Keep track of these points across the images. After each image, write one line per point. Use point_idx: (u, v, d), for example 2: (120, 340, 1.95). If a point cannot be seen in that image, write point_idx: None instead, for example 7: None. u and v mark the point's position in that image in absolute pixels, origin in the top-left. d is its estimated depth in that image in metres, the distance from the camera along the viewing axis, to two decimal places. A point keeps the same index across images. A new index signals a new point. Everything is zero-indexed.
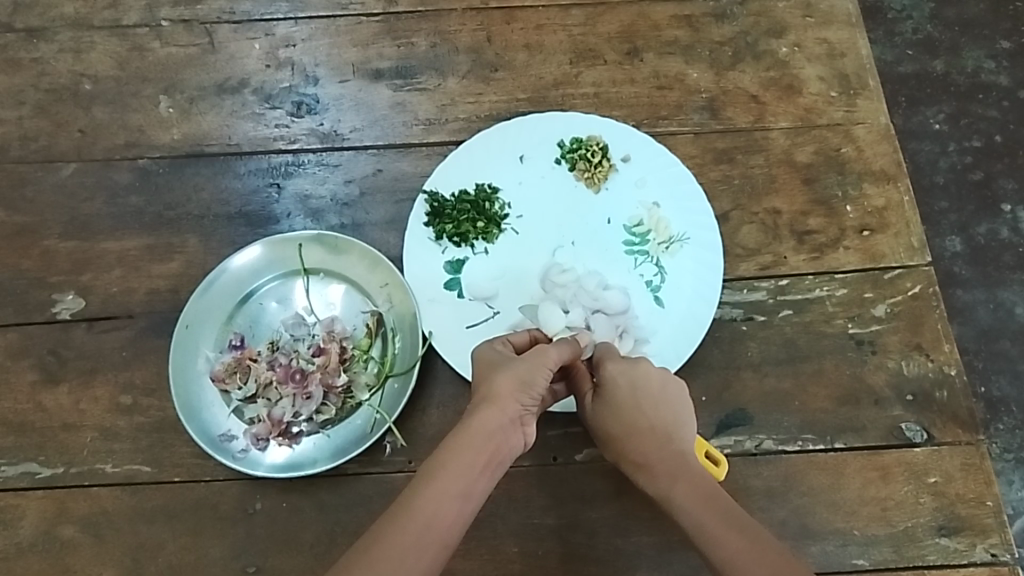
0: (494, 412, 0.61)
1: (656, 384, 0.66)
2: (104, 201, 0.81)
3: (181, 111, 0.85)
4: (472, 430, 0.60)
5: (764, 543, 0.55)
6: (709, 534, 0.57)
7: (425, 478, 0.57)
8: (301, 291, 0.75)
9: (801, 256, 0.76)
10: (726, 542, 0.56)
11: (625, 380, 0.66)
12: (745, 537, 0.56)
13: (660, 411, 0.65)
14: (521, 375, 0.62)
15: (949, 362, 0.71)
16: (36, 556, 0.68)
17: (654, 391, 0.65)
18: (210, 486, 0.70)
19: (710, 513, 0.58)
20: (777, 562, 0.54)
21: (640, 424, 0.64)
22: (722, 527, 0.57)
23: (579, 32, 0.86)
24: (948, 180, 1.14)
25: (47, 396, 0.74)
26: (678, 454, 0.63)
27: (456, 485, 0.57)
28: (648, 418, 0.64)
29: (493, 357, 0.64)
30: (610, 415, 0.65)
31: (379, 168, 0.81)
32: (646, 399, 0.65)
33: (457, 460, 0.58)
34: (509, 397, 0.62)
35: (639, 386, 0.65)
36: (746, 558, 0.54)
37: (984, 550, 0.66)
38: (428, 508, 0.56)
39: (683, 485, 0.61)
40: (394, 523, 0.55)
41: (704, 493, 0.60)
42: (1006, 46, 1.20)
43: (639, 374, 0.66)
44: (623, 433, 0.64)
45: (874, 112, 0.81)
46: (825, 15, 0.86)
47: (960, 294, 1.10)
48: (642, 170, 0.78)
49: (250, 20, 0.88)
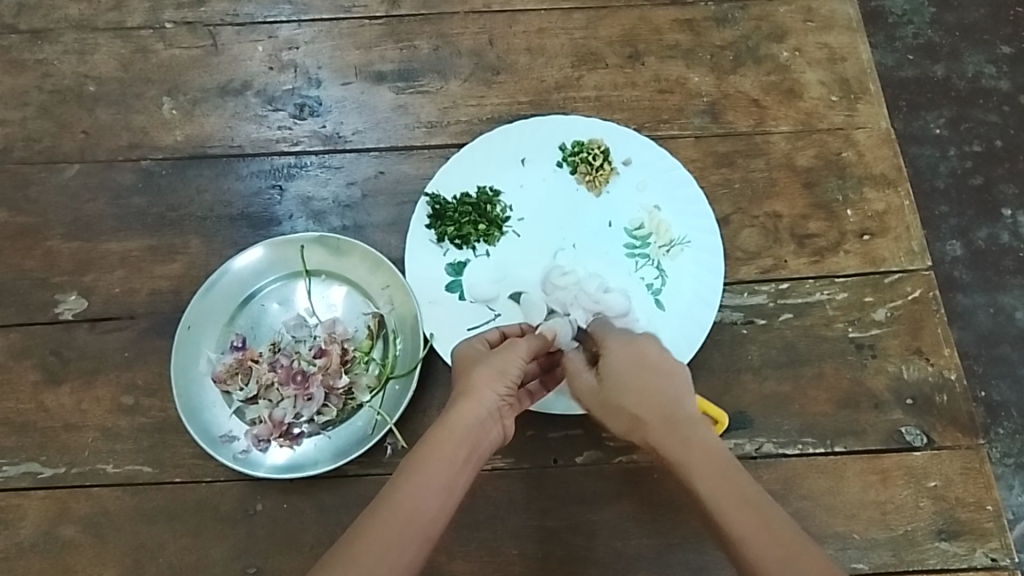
0: (472, 405, 0.61)
1: (660, 357, 0.65)
2: (107, 202, 0.82)
3: (184, 112, 0.85)
4: (448, 425, 0.60)
5: (776, 520, 0.52)
6: (722, 504, 0.54)
7: (405, 472, 0.57)
8: (302, 293, 0.75)
9: (801, 259, 0.76)
10: (744, 518, 0.53)
11: (627, 352, 0.65)
12: (758, 512, 0.53)
13: (665, 382, 0.63)
14: (495, 366, 0.63)
15: (949, 366, 0.72)
16: (37, 555, 0.69)
17: (660, 362, 0.64)
18: (211, 486, 0.70)
19: (726, 482, 0.55)
20: (791, 540, 0.51)
21: (648, 391, 0.63)
22: (738, 499, 0.54)
23: (579, 36, 0.87)
24: (948, 184, 1.15)
25: (49, 396, 0.74)
26: (690, 423, 0.60)
27: (437, 478, 0.57)
28: (654, 388, 0.63)
29: (469, 354, 0.65)
30: (613, 383, 0.64)
31: (380, 170, 0.81)
32: (652, 371, 0.64)
33: (436, 454, 0.58)
34: (485, 390, 0.62)
35: (644, 358, 0.65)
36: (760, 534, 0.52)
37: (983, 554, 0.66)
38: (408, 501, 0.55)
39: (698, 452, 0.58)
40: (376, 517, 0.55)
41: (719, 462, 0.57)
42: (1006, 51, 1.20)
43: (642, 347, 0.66)
44: (631, 399, 0.63)
45: (874, 117, 0.81)
46: (826, 20, 0.86)
47: (960, 298, 1.10)
48: (643, 174, 0.78)
49: (252, 22, 0.89)
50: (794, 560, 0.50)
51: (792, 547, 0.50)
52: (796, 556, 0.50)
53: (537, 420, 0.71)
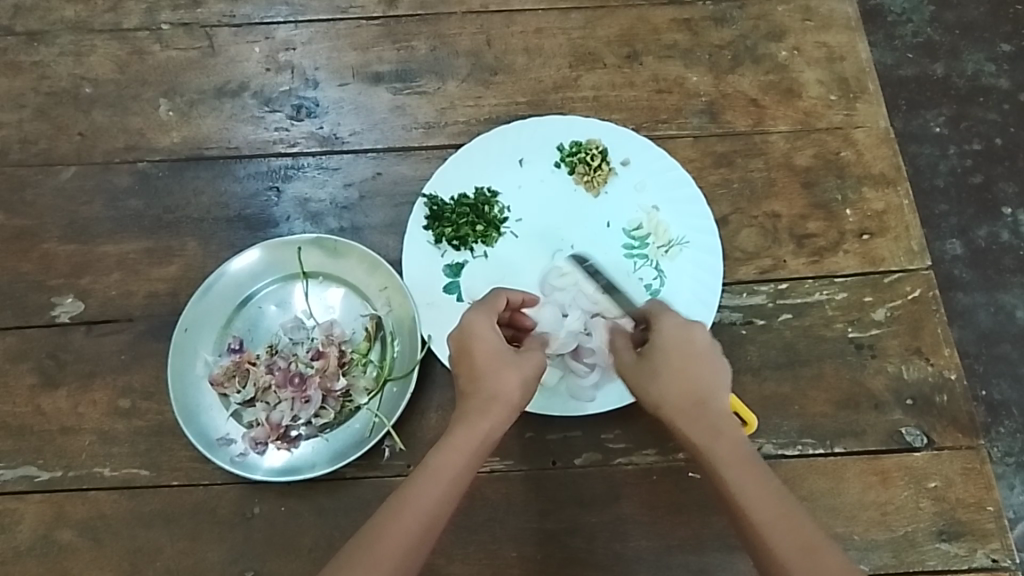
0: (498, 415, 0.60)
1: (708, 343, 0.63)
2: (104, 205, 0.81)
3: (181, 114, 0.85)
4: (476, 436, 0.59)
5: (798, 516, 0.54)
6: (749, 494, 0.55)
7: (427, 478, 0.56)
8: (301, 295, 0.75)
9: (801, 259, 0.76)
10: (768, 508, 0.54)
11: (679, 334, 0.63)
12: (783, 505, 0.54)
13: (707, 370, 0.62)
14: (526, 379, 0.62)
15: (949, 366, 0.71)
16: (35, 559, 0.69)
17: (706, 349, 0.62)
18: (209, 490, 0.70)
19: (752, 474, 0.56)
20: (810, 536, 0.53)
21: (689, 374, 0.61)
22: (762, 490, 0.55)
23: (578, 36, 0.86)
24: (948, 183, 1.14)
25: (46, 399, 0.74)
26: (720, 413, 0.60)
27: (456, 489, 0.57)
28: (698, 372, 0.61)
29: (496, 346, 0.62)
30: (657, 360, 0.62)
31: (378, 171, 0.81)
32: (696, 355, 0.62)
33: (460, 463, 0.57)
34: (512, 400, 0.61)
35: (692, 342, 0.62)
36: (784, 528, 0.53)
37: (984, 555, 0.66)
38: (431, 511, 0.55)
39: (726, 442, 0.58)
40: (398, 520, 0.54)
41: (743, 453, 0.57)
42: (1007, 49, 1.19)
43: (693, 331, 0.63)
44: (671, 380, 0.61)
45: (874, 115, 0.81)
46: (824, 18, 0.86)
47: (960, 296, 1.10)
48: (642, 174, 0.78)
49: (249, 24, 0.88)
50: (813, 554, 0.52)
51: (812, 543, 0.52)
52: (815, 552, 0.52)
53: (536, 422, 0.71)
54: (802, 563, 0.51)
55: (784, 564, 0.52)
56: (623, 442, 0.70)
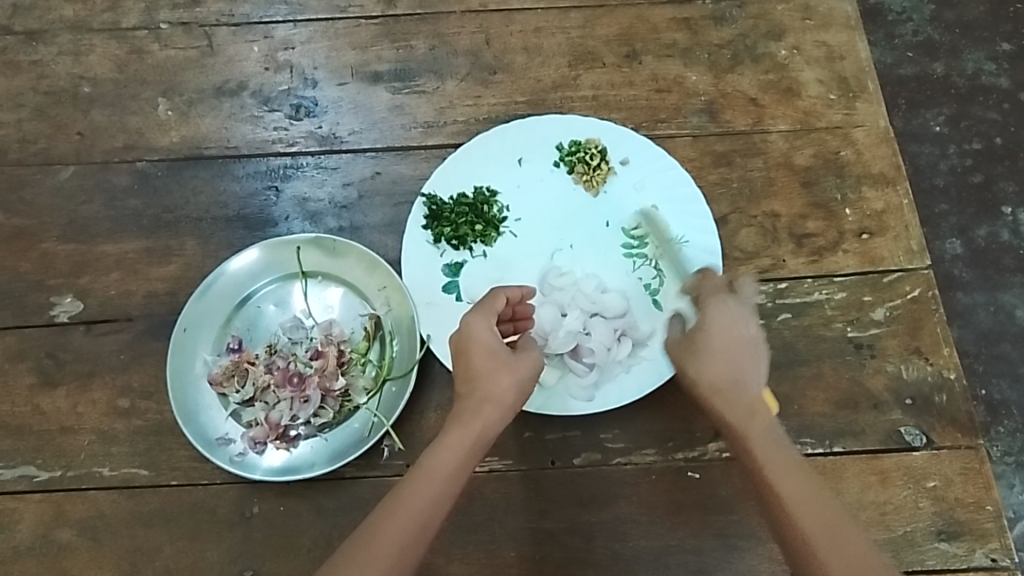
0: (491, 415, 0.60)
1: (753, 333, 0.64)
2: (103, 204, 0.81)
3: (180, 113, 0.85)
4: (470, 436, 0.59)
5: (822, 499, 0.55)
6: (778, 472, 0.57)
7: (422, 476, 0.57)
8: (300, 294, 0.75)
9: (800, 259, 0.76)
10: (795, 486, 0.56)
11: (729, 320, 0.65)
12: (810, 488, 0.56)
13: (749, 356, 0.63)
14: (520, 379, 0.62)
15: (948, 366, 0.71)
16: (34, 559, 0.69)
17: (750, 337, 0.64)
18: (208, 489, 0.70)
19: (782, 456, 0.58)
20: (833, 518, 0.54)
21: (732, 358, 0.63)
22: (791, 471, 0.57)
23: (578, 35, 0.86)
24: (948, 182, 1.14)
25: (45, 399, 0.74)
26: (757, 397, 0.62)
27: (452, 488, 0.57)
28: (740, 356, 0.63)
29: (491, 347, 0.62)
30: (704, 343, 0.64)
31: (377, 171, 0.81)
32: (741, 342, 0.64)
33: (455, 462, 0.57)
34: (505, 400, 0.61)
35: (737, 329, 0.64)
36: (807, 508, 0.54)
37: (983, 555, 0.66)
38: (427, 509, 0.55)
39: (761, 425, 0.60)
40: (394, 518, 0.54)
41: (777, 438, 0.59)
42: (1007, 48, 1.19)
43: (740, 319, 0.65)
44: (713, 361, 0.63)
45: (873, 115, 0.81)
46: (824, 17, 0.85)
47: (960, 296, 1.10)
48: (641, 173, 0.77)
49: (248, 23, 0.88)
50: (834, 534, 0.53)
51: (834, 525, 0.53)
52: (836, 534, 0.53)
53: (535, 422, 0.71)
54: (822, 541, 0.52)
55: (805, 539, 0.53)
56: (623, 442, 0.70)
